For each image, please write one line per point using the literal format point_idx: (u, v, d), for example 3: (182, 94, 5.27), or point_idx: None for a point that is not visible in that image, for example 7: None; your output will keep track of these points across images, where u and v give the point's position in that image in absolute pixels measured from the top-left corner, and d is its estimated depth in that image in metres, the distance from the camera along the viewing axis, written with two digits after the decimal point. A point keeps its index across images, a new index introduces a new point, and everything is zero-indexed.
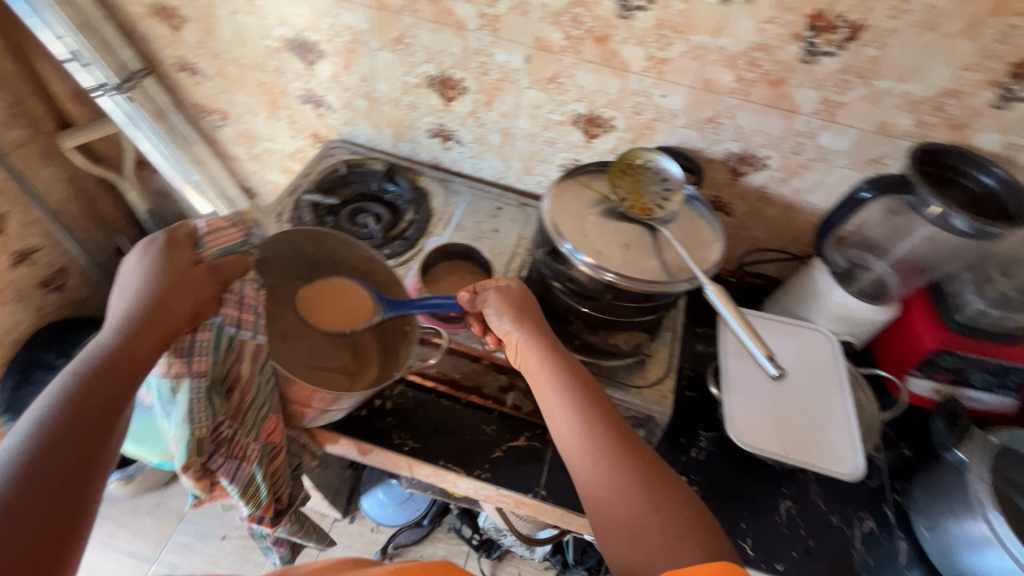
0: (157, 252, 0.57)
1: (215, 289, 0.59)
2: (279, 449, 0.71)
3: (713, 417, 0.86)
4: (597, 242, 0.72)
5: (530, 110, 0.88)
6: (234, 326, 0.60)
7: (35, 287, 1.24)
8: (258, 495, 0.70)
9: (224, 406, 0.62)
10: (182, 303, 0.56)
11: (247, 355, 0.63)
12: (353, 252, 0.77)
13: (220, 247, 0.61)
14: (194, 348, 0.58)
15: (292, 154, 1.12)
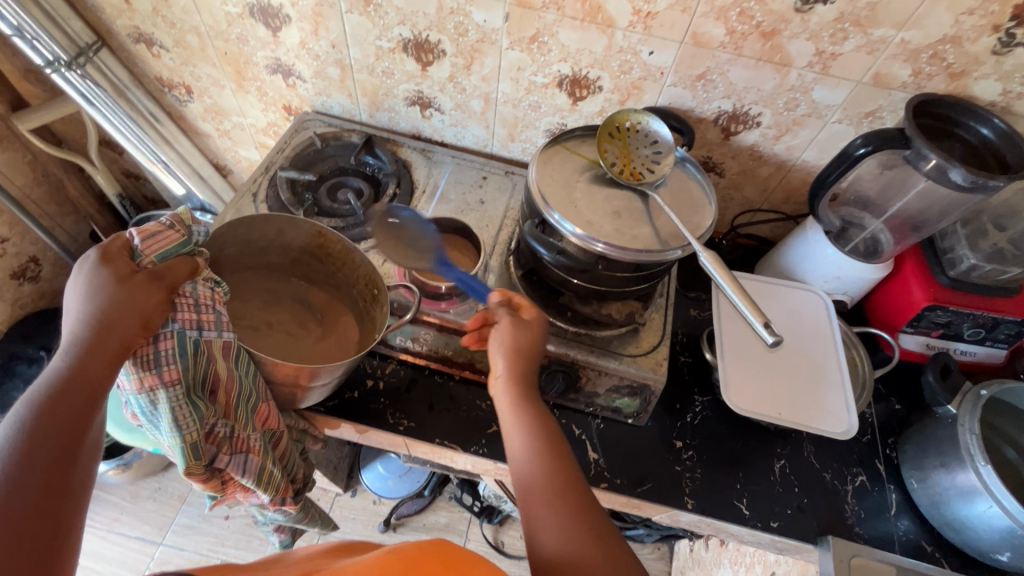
0: (93, 269, 0.53)
1: (163, 296, 0.55)
2: (281, 434, 0.71)
3: (708, 381, 0.86)
4: (586, 211, 0.70)
5: (512, 73, 0.84)
6: (195, 329, 0.58)
7: (7, 279, 1.20)
8: (277, 479, 0.71)
9: (212, 408, 0.61)
10: (128, 319, 0.52)
11: (218, 355, 0.60)
12: (300, 230, 0.75)
13: (161, 250, 0.56)
14: (160, 359, 0.56)
15: (264, 128, 1.07)
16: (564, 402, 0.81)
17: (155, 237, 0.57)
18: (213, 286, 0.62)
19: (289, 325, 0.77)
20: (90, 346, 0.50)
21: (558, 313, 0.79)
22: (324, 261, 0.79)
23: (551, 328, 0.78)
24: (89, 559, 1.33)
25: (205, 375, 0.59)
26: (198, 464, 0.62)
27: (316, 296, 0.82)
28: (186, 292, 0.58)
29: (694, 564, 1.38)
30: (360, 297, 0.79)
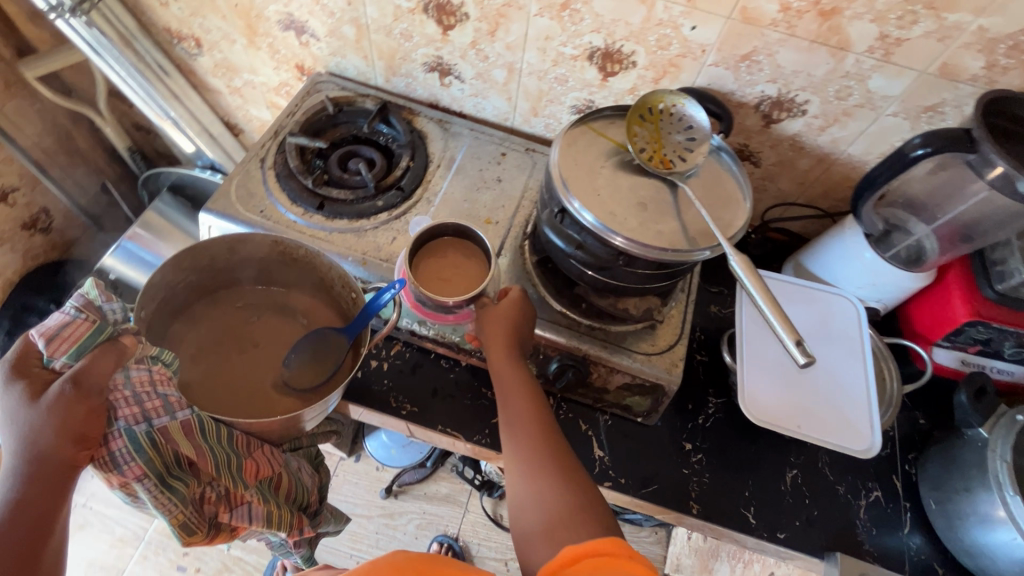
0: (10, 385, 0.52)
1: (92, 404, 0.52)
2: (280, 477, 0.73)
3: (724, 382, 0.83)
4: (609, 199, 0.65)
5: (539, 42, 0.78)
6: (140, 421, 0.56)
7: (18, 231, 1.19)
8: (288, 514, 0.74)
9: (190, 487, 0.62)
10: (56, 441, 0.51)
11: (178, 437, 0.58)
12: (253, 240, 0.69)
13: (71, 347, 0.52)
14: (119, 458, 0.55)
15: (276, 88, 1.02)
16: (572, 396, 0.78)
17: (62, 333, 0.52)
18: (150, 366, 0.57)
19: (271, 336, 0.72)
20: (30, 477, 0.51)
21: (572, 304, 0.76)
22: (293, 263, 0.73)
23: (564, 320, 0.75)
24: (101, 505, 1.38)
25: (174, 456, 0.59)
26: (200, 530, 0.64)
27: (297, 300, 0.77)
28: (118, 383, 0.55)
29: (690, 553, 1.38)
30: (343, 298, 0.73)
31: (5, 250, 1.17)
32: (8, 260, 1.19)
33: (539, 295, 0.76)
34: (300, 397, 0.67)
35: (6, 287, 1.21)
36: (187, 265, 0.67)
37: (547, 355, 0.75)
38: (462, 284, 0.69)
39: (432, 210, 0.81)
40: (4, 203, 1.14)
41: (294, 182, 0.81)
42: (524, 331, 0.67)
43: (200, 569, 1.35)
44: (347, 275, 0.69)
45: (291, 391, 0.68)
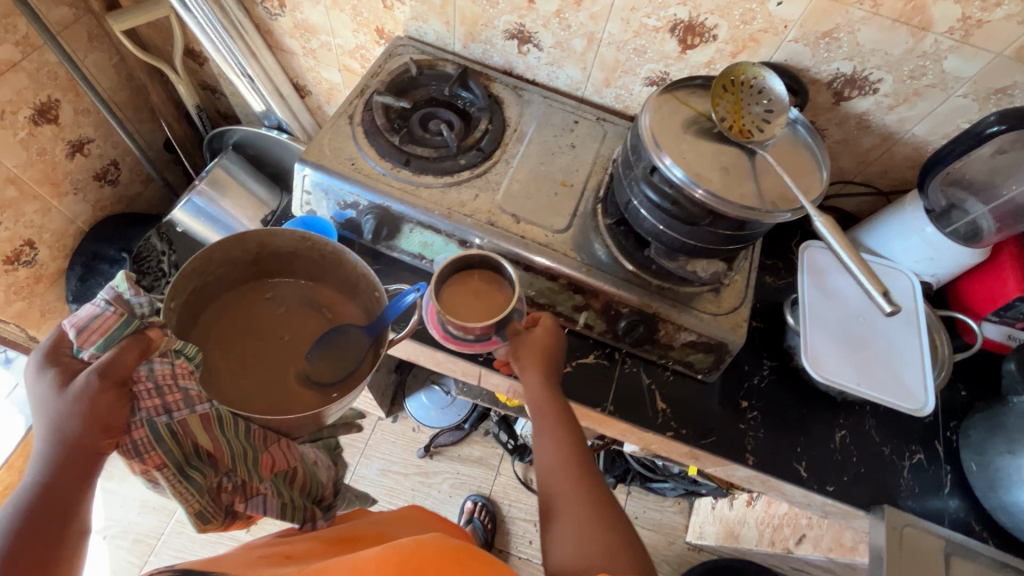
0: (42, 372, 0.52)
1: (117, 394, 0.52)
2: (296, 470, 0.73)
3: (779, 347, 0.87)
4: (694, 163, 0.69)
5: (623, 13, 0.81)
6: (163, 413, 0.54)
7: (90, 181, 1.24)
8: (303, 505, 0.75)
9: (209, 476, 0.61)
10: (83, 430, 0.51)
11: (198, 429, 0.57)
12: (283, 234, 0.68)
13: (100, 339, 0.51)
14: (138, 448, 0.54)
15: (351, 51, 1.06)
16: (637, 352, 0.83)
17: (92, 325, 0.50)
18: (174, 360, 0.55)
19: (293, 326, 0.70)
20: (57, 464, 0.51)
21: (643, 265, 0.80)
22: (319, 256, 0.71)
23: (636, 280, 0.79)
24: None
25: (193, 447, 0.58)
26: (216, 514, 0.64)
27: (323, 294, 0.75)
28: (141, 376, 0.53)
29: (714, 521, 1.44)
30: (366, 293, 0.71)
31: (79, 199, 1.22)
32: (81, 209, 1.24)
33: (612, 255, 0.81)
34: (321, 392, 0.65)
35: (77, 236, 1.26)
36: (217, 260, 0.66)
37: (618, 311, 0.80)
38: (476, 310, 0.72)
39: (511, 171, 0.86)
40: (80, 153, 1.19)
41: (381, 138, 0.85)
42: (555, 362, 0.74)
43: None
44: (369, 276, 0.68)
45: (312, 385, 0.65)
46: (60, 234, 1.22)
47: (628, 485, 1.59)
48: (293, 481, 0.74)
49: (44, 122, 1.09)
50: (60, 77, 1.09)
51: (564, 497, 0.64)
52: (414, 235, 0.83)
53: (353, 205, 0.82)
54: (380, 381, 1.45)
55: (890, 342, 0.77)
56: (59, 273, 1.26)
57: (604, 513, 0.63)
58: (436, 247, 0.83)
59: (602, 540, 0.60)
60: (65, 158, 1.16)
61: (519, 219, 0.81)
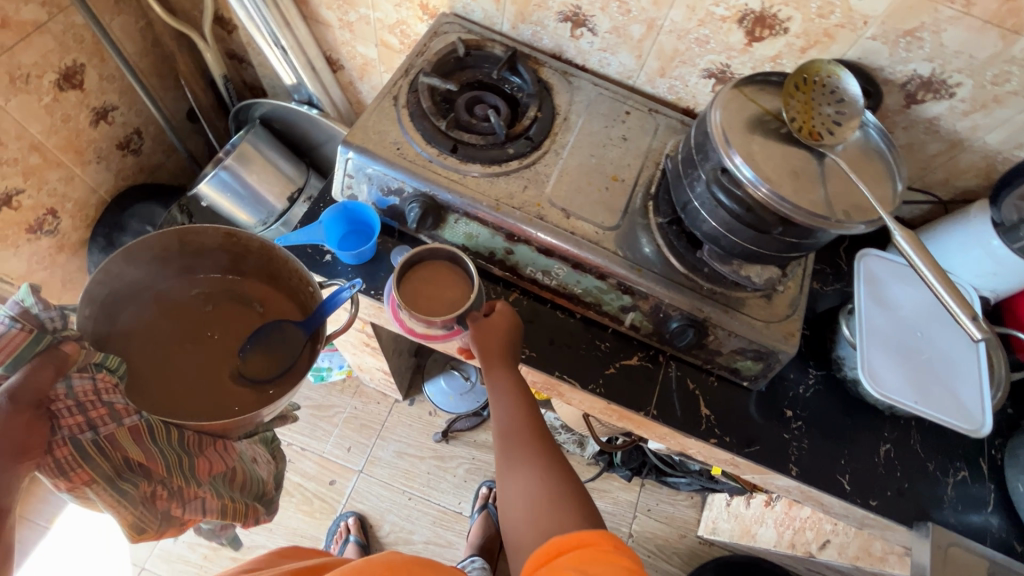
0: None
1: (31, 414, 0.52)
2: (235, 469, 0.73)
3: (824, 355, 0.86)
4: (766, 166, 0.66)
5: (690, 0, 0.77)
6: (86, 430, 0.55)
7: (114, 149, 1.20)
8: (243, 506, 0.75)
9: (135, 487, 0.61)
10: (0, 452, 0.49)
11: (127, 441, 0.58)
12: (207, 231, 0.64)
13: (8, 358, 0.50)
14: (62, 466, 0.55)
15: (391, 26, 1.01)
16: (683, 356, 0.81)
17: None
18: (94, 374, 0.55)
19: (225, 322, 0.67)
20: None
21: (694, 268, 0.78)
22: (248, 251, 0.68)
23: (687, 282, 0.77)
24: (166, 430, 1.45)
25: (123, 460, 0.59)
26: (149, 523, 0.64)
27: (254, 289, 0.72)
28: (60, 395, 0.53)
29: (729, 518, 1.44)
30: (301, 287, 0.69)
31: (102, 168, 1.19)
32: (104, 178, 1.21)
33: (663, 256, 0.78)
34: (254, 388, 0.63)
35: (99, 206, 1.23)
36: (134, 263, 0.62)
37: (667, 314, 0.77)
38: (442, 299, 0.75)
39: (561, 162, 0.82)
40: (103, 121, 1.15)
41: (427, 122, 0.81)
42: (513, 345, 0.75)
43: None
44: (300, 269, 0.66)
45: (247, 383, 0.64)
46: (83, 204, 1.19)
47: (643, 478, 1.59)
48: (231, 482, 0.73)
49: (69, 88, 1.05)
50: (86, 40, 1.04)
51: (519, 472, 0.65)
52: (459, 226, 0.80)
53: (396, 192, 0.79)
54: (401, 365, 1.44)
55: (946, 359, 0.75)
56: (81, 244, 1.23)
57: (556, 479, 0.63)
58: (481, 239, 0.80)
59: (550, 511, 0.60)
60: (89, 125, 1.12)
61: (568, 214, 0.78)
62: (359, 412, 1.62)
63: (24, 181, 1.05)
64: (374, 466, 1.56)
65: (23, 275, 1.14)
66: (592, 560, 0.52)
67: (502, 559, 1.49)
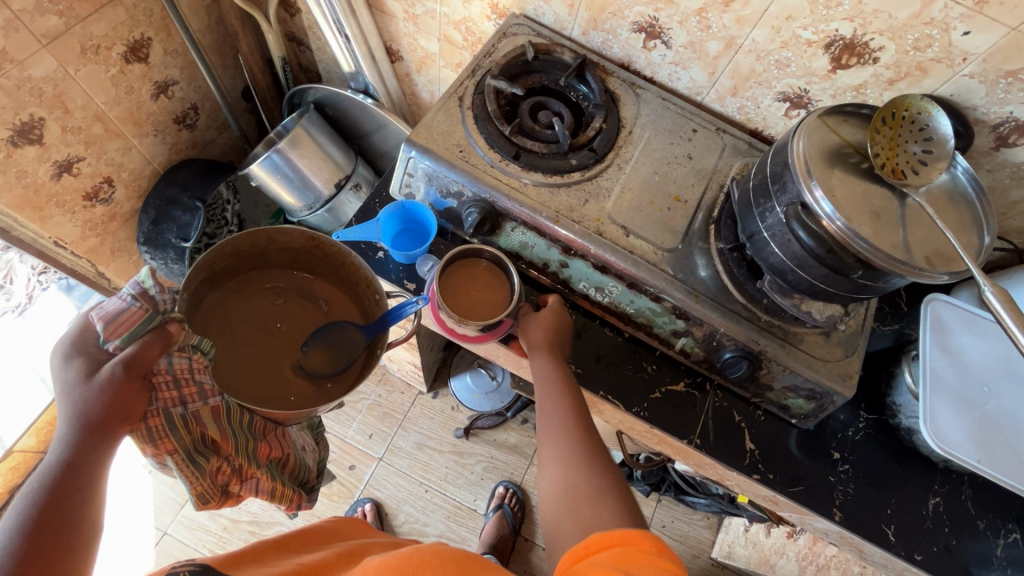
0: (70, 365, 0.54)
1: (141, 385, 0.55)
2: (288, 456, 0.74)
3: (876, 399, 0.83)
4: (846, 203, 0.63)
5: (776, 21, 0.74)
6: (178, 405, 0.58)
7: (171, 123, 1.22)
8: (291, 491, 0.76)
9: (207, 459, 0.63)
10: (106, 414, 0.53)
11: (209, 418, 0.61)
12: (291, 233, 0.69)
13: (126, 333, 0.54)
14: (153, 434, 0.58)
15: (457, 22, 1.00)
16: (732, 387, 0.79)
17: (119, 318, 0.54)
18: (191, 355, 0.60)
19: (292, 316, 0.72)
20: (76, 447, 0.52)
21: (752, 299, 0.75)
22: (324, 254, 0.72)
23: (745, 313, 0.75)
24: None
25: (200, 435, 0.61)
26: (212, 495, 0.66)
27: (321, 287, 0.76)
28: (162, 369, 0.57)
29: (746, 544, 1.42)
30: (366, 294, 0.73)
31: (157, 141, 1.20)
32: (158, 151, 1.22)
33: (723, 284, 0.76)
34: (313, 382, 0.68)
35: (152, 178, 1.25)
36: (226, 253, 0.67)
37: (721, 344, 0.75)
38: (482, 299, 0.76)
39: (623, 177, 0.80)
40: (163, 95, 1.16)
41: (491, 126, 0.80)
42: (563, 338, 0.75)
43: None
44: (371, 277, 0.69)
45: (307, 376, 0.68)
46: (137, 174, 1.21)
47: (660, 494, 1.57)
48: (283, 468, 0.74)
49: (135, 61, 1.06)
50: (154, 15, 1.05)
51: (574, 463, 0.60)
52: (515, 235, 0.79)
53: (455, 195, 0.78)
54: (430, 359, 1.45)
55: (1014, 418, 0.72)
56: (132, 213, 1.25)
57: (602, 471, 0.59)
58: (536, 250, 0.79)
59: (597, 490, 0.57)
60: (150, 99, 1.14)
61: (628, 231, 0.76)
62: (383, 400, 1.63)
63: (85, 149, 1.07)
64: (394, 456, 1.57)
65: (76, 240, 1.16)
66: (629, 558, 0.48)
67: (513, 560, 1.49)
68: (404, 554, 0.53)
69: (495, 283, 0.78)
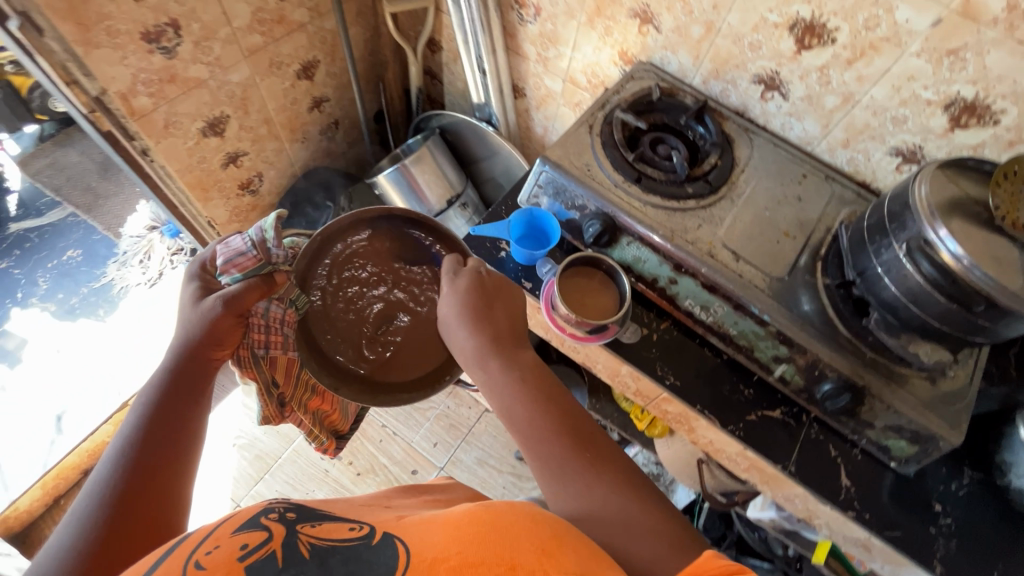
0: (186, 300, 0.68)
1: (235, 320, 0.67)
2: (333, 411, 0.87)
3: (981, 457, 0.81)
4: (969, 241, 0.66)
5: (898, 80, 0.80)
6: (263, 347, 0.70)
7: (316, 134, 1.40)
8: (324, 436, 0.88)
9: (276, 391, 0.76)
10: (205, 340, 0.66)
11: (281, 366, 0.73)
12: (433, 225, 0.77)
13: (238, 273, 0.67)
14: (241, 361, 0.71)
15: (585, 66, 1.12)
16: (830, 421, 0.80)
17: (235, 261, 0.66)
18: (286, 306, 0.70)
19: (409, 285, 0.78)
20: (182, 365, 0.64)
21: (858, 335, 0.78)
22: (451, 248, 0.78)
23: (850, 346, 0.77)
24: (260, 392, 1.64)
25: (270, 378, 0.74)
26: (272, 417, 0.78)
27: (448, 267, 0.78)
28: (259, 311, 0.68)
29: None
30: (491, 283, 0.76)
31: (303, 147, 1.38)
32: (301, 156, 1.40)
33: (829, 316, 0.79)
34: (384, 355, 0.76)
35: (291, 179, 1.43)
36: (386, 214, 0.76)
37: (823, 374, 0.77)
38: (591, 303, 0.84)
39: (735, 209, 0.86)
40: (317, 109, 1.35)
41: (617, 152, 0.89)
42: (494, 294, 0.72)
43: (352, 463, 1.58)
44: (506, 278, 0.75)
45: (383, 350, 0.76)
46: (281, 173, 1.38)
47: None
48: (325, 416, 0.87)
49: (304, 78, 1.25)
50: (327, 42, 1.24)
51: (553, 460, 0.60)
52: (629, 249, 0.86)
53: (579, 208, 0.86)
54: None
55: None
56: (269, 207, 1.43)
57: (587, 461, 0.60)
58: (647, 264, 0.85)
59: (597, 479, 0.59)
60: (306, 111, 1.32)
61: (738, 257, 0.81)
62: (450, 412, 1.69)
63: (250, 146, 1.24)
64: (455, 468, 1.61)
65: (223, 223, 1.33)
66: None
67: None
68: (490, 516, 0.50)
69: (605, 291, 0.85)
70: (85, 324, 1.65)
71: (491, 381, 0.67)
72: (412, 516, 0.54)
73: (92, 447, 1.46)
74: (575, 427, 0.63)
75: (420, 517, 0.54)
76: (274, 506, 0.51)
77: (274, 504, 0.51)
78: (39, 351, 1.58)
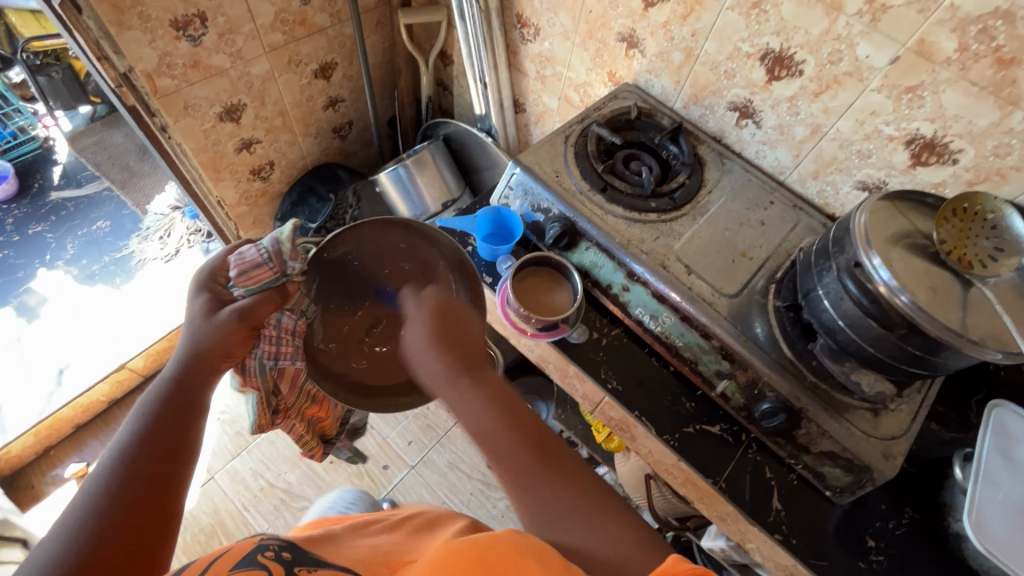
0: (197, 309, 0.66)
1: (247, 334, 0.67)
2: (326, 418, 0.88)
3: (925, 498, 0.79)
4: (906, 268, 0.66)
5: (861, 114, 0.82)
6: (271, 358, 0.70)
7: (329, 131, 1.49)
8: (313, 442, 0.90)
9: (276, 399, 0.76)
10: (213, 352, 0.64)
11: (286, 378, 0.73)
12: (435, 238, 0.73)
13: (252, 285, 0.66)
14: (247, 370, 0.70)
15: (578, 85, 1.17)
16: (767, 442, 0.80)
17: (252, 273, 0.66)
18: (297, 316, 0.71)
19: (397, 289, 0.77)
20: (187, 375, 0.63)
21: (802, 358, 0.78)
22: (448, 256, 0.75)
23: (791, 368, 0.77)
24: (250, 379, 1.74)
25: (274, 384, 0.74)
26: (265, 425, 0.78)
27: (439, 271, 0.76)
28: (271, 323, 0.69)
29: None
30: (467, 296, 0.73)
31: (315, 142, 1.48)
32: (313, 150, 1.50)
33: (774, 336, 0.79)
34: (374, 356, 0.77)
35: (301, 171, 1.52)
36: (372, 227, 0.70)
37: (762, 393, 0.78)
38: (539, 299, 0.88)
39: (696, 227, 0.88)
40: (331, 108, 1.44)
41: (588, 163, 0.93)
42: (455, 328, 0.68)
43: None
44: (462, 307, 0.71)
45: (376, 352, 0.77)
46: (292, 165, 1.48)
47: None
48: (317, 423, 0.88)
49: (321, 78, 1.35)
50: (345, 47, 1.34)
51: (534, 494, 0.60)
52: (587, 253, 0.88)
53: (544, 211, 0.90)
54: None
55: None
56: (278, 195, 1.52)
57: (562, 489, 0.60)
58: (603, 270, 0.88)
59: (571, 504, 0.59)
60: (321, 108, 1.41)
61: (690, 270, 0.83)
62: (429, 413, 1.72)
63: (264, 135, 1.34)
64: (426, 468, 1.62)
65: (232, 204, 1.42)
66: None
67: None
68: (472, 556, 0.51)
69: (555, 289, 0.89)
70: (100, 290, 1.75)
71: (465, 418, 0.64)
72: (407, 567, 0.55)
73: (85, 402, 1.57)
74: (544, 449, 0.63)
75: (411, 566, 0.55)
76: (266, 547, 0.54)
77: (268, 546, 0.55)
78: (56, 309, 1.69)
